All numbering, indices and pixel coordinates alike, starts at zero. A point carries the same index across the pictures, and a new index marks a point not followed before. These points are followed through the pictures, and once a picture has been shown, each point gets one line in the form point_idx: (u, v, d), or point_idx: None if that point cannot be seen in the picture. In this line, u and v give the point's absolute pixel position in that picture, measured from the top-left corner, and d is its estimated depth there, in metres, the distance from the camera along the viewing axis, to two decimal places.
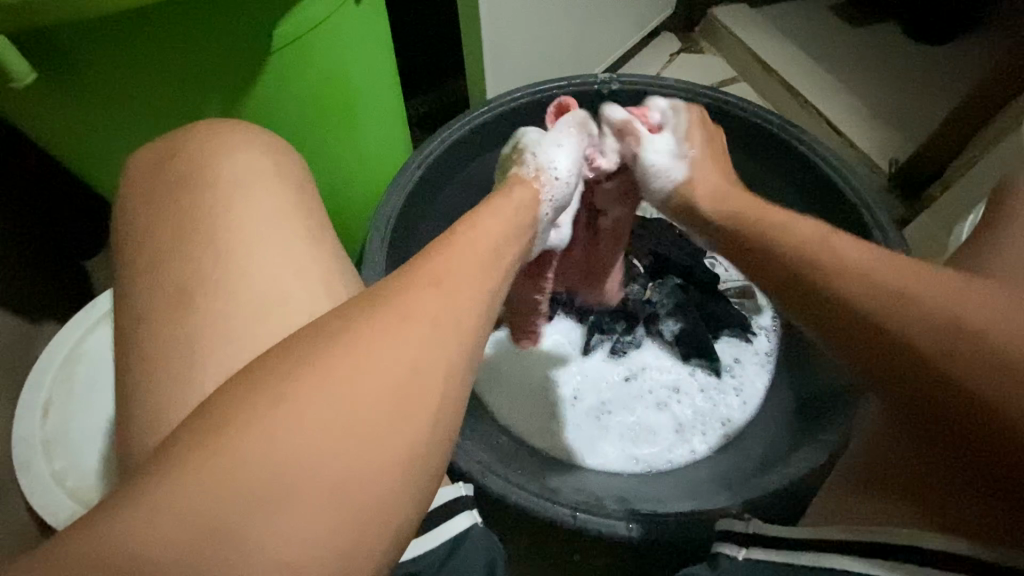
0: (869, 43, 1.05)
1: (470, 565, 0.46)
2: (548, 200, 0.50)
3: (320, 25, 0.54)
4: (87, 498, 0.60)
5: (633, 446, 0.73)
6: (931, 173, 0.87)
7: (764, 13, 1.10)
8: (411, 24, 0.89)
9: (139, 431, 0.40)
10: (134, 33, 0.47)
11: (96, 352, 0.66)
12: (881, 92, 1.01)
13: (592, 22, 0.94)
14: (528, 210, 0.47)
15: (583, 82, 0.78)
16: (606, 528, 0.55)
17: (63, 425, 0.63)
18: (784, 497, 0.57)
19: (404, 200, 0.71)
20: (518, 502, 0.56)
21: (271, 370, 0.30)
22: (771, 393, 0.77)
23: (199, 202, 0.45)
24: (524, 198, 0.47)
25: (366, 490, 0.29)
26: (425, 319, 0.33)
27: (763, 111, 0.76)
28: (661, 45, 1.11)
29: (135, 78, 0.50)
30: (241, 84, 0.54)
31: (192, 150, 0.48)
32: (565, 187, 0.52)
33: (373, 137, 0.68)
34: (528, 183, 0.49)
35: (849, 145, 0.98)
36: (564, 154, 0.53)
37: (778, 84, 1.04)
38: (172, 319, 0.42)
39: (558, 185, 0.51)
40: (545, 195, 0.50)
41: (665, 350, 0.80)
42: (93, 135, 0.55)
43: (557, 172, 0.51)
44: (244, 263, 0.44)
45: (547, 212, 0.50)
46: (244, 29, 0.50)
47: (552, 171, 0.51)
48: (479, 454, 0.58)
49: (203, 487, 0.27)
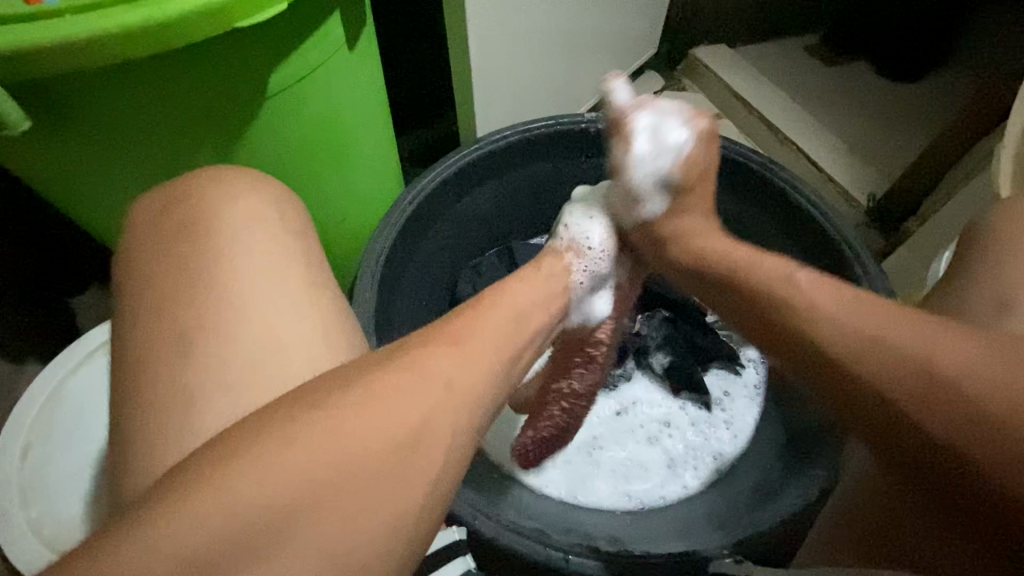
0: (843, 82, 1.10)
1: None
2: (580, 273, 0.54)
3: (314, 71, 0.55)
4: (65, 547, 0.58)
5: (625, 482, 0.73)
6: (908, 207, 0.90)
7: (742, 53, 1.14)
8: (402, 63, 0.91)
9: (123, 482, 0.39)
10: (131, 81, 0.48)
11: (78, 394, 0.65)
12: (855, 129, 1.05)
13: (578, 63, 0.97)
14: (560, 281, 0.50)
15: (570, 121, 0.80)
16: (600, 571, 0.54)
17: (43, 469, 0.62)
18: (776, 535, 0.57)
19: (395, 237, 0.72)
20: (510, 546, 0.55)
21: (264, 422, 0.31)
22: (761, 426, 0.77)
23: (194, 245, 0.46)
24: (557, 269, 0.51)
25: (356, 539, 0.29)
26: (419, 368, 0.33)
27: (746, 148, 0.78)
28: (644, 83, 1.15)
29: (130, 123, 0.51)
30: (235, 128, 0.54)
31: (186, 194, 0.48)
32: (596, 263, 0.56)
33: (365, 176, 0.69)
34: (562, 256, 0.54)
35: (827, 180, 1.01)
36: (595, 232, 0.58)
37: (757, 121, 1.07)
38: (165, 364, 0.42)
39: (589, 261, 0.56)
40: (577, 265, 0.54)
41: (655, 383, 0.80)
42: (86, 180, 0.56)
43: (589, 245, 0.57)
44: (233, 306, 0.44)
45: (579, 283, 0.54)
46: (241, 77, 0.51)
47: (585, 245, 0.57)
48: (470, 495, 0.57)
49: (197, 547, 0.27)
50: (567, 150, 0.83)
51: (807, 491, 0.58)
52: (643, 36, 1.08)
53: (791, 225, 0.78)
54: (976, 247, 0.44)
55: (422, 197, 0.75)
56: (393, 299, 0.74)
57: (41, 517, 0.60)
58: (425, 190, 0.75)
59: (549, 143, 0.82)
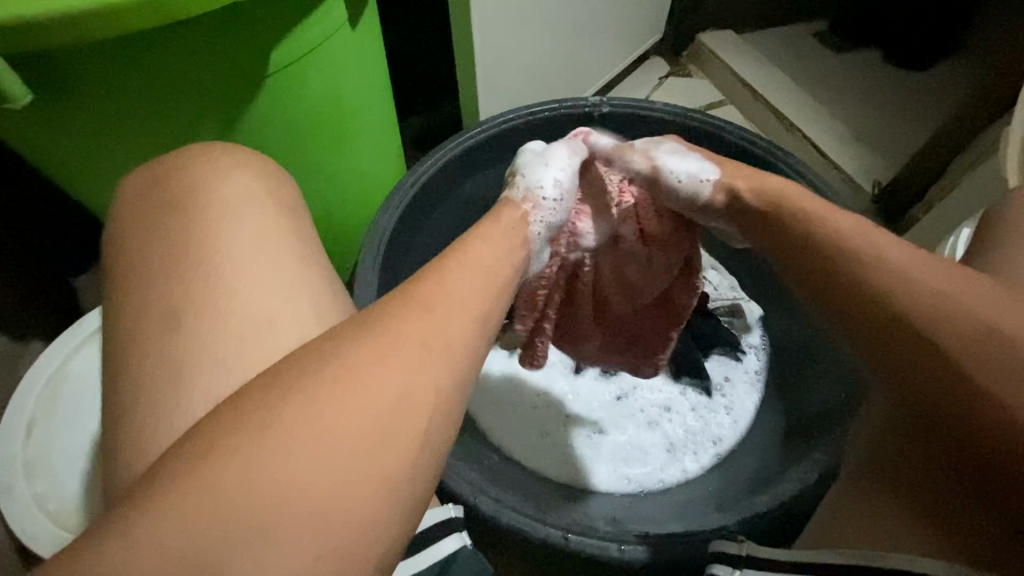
0: (850, 69, 1.09)
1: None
2: (539, 222, 0.47)
3: (314, 49, 0.55)
4: (66, 522, 0.59)
5: (625, 466, 0.73)
6: (914, 194, 0.90)
7: (749, 39, 1.13)
8: (405, 45, 0.90)
9: (126, 456, 0.40)
10: (131, 54, 0.47)
11: (82, 371, 0.66)
12: (863, 116, 1.04)
13: (583, 47, 0.96)
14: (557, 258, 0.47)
15: (573, 105, 0.80)
16: (597, 550, 0.55)
17: (46, 444, 0.62)
18: (776, 517, 0.57)
19: (396, 219, 0.72)
20: (510, 525, 0.55)
21: (266, 395, 0.31)
22: (761, 412, 0.77)
23: (195, 222, 0.46)
24: (513, 221, 0.45)
25: (353, 509, 0.29)
26: (422, 344, 0.33)
27: (751, 134, 0.78)
28: (649, 68, 1.14)
29: (130, 99, 0.51)
30: (236, 105, 0.54)
31: (188, 171, 0.48)
32: (556, 211, 0.48)
33: (366, 158, 0.69)
34: (516, 205, 0.46)
35: (832, 167, 1.00)
36: (555, 171, 0.49)
37: (763, 107, 1.06)
38: (166, 339, 0.42)
39: (548, 208, 0.47)
40: (535, 214, 0.47)
41: (655, 369, 0.80)
42: (87, 157, 0.56)
43: (544, 190, 0.48)
44: (235, 283, 0.44)
45: (539, 233, 0.46)
46: (242, 53, 0.51)
47: (537, 191, 0.47)
48: (471, 474, 0.58)
49: (201, 514, 0.27)
50: (568, 134, 0.82)
51: (806, 475, 0.58)
52: (649, 21, 1.07)
53: None
54: (987, 232, 0.43)
55: (425, 180, 0.75)
56: (394, 282, 0.74)
57: (45, 492, 0.60)
58: (427, 173, 0.75)
59: (551, 127, 0.81)
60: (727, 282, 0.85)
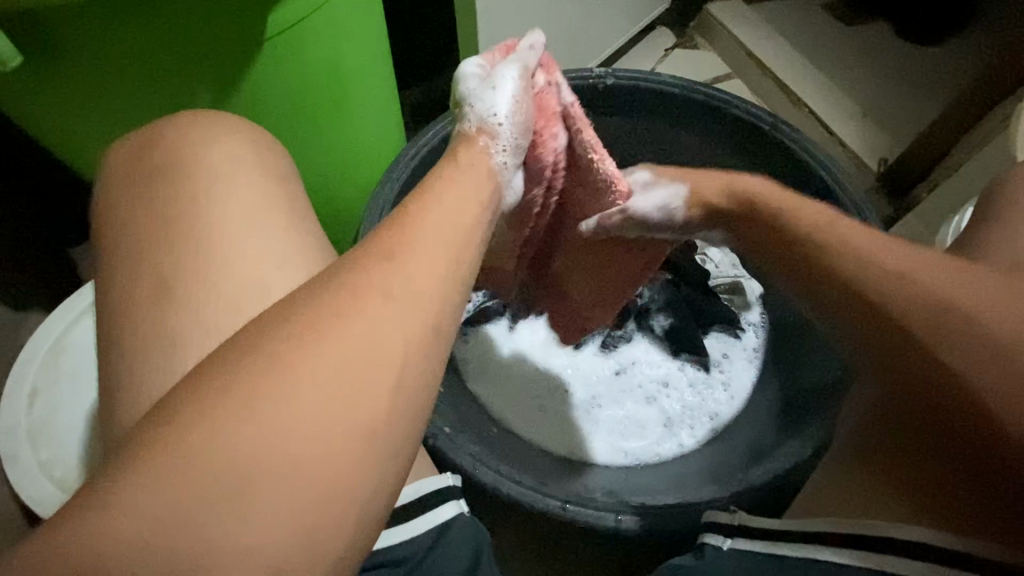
0: (862, 41, 1.06)
1: (457, 550, 0.48)
2: (499, 150, 0.42)
3: (314, 13, 0.53)
4: (71, 487, 0.60)
5: (622, 439, 0.74)
6: (918, 173, 0.88)
7: (758, 8, 1.10)
8: (406, 11, 0.88)
9: (126, 424, 0.39)
10: (127, 15, 0.46)
11: (82, 341, 0.66)
12: (872, 91, 1.02)
13: (587, 15, 0.93)
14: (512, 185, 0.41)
15: (579, 77, 0.78)
16: (596, 520, 0.56)
17: (51, 413, 0.63)
18: (769, 491, 0.58)
19: (397, 192, 0.71)
20: (510, 495, 0.56)
21: None
22: (759, 388, 0.78)
23: (194, 190, 0.45)
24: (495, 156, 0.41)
25: None
26: None
27: (753, 107, 0.76)
28: (656, 39, 1.11)
29: (124, 62, 0.49)
30: (233, 71, 0.53)
31: (180, 138, 0.47)
32: (510, 132, 0.43)
33: (367, 130, 0.68)
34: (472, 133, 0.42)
35: (839, 144, 0.99)
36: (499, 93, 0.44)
37: (771, 81, 1.04)
38: (165, 308, 0.41)
39: (501, 133, 0.43)
40: (493, 146, 0.42)
41: (655, 345, 0.81)
42: (83, 125, 0.55)
43: (500, 119, 0.43)
44: (235, 253, 0.44)
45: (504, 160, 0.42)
46: (240, 16, 0.49)
47: (492, 118, 0.43)
48: (471, 446, 0.59)
49: None
50: None
51: (800, 450, 0.60)
52: None
53: (795, 184, 0.76)
54: (989, 214, 0.43)
55: (425, 152, 0.73)
56: None
57: (49, 460, 0.61)
58: (429, 145, 0.73)
59: None
60: (728, 259, 0.85)
